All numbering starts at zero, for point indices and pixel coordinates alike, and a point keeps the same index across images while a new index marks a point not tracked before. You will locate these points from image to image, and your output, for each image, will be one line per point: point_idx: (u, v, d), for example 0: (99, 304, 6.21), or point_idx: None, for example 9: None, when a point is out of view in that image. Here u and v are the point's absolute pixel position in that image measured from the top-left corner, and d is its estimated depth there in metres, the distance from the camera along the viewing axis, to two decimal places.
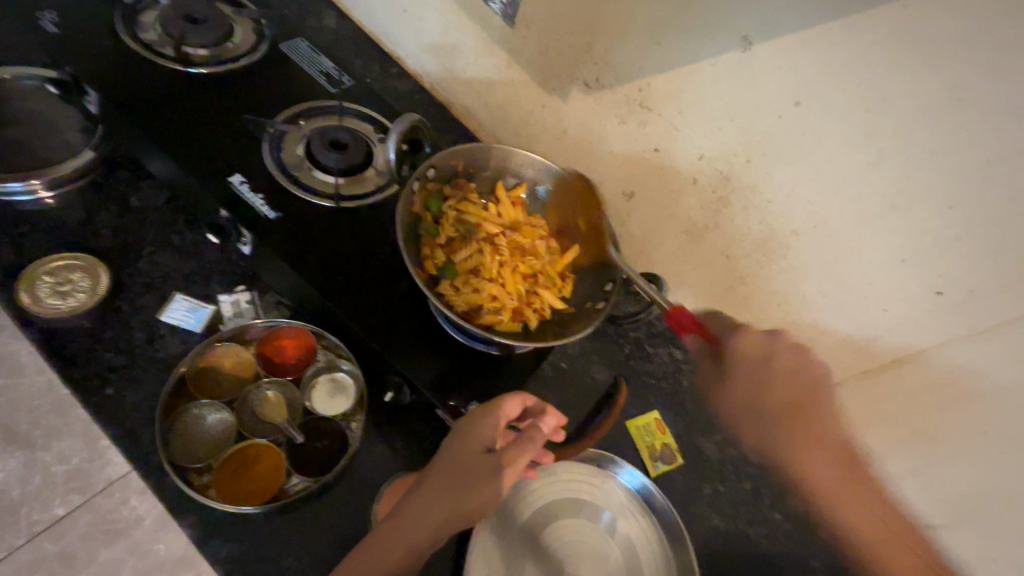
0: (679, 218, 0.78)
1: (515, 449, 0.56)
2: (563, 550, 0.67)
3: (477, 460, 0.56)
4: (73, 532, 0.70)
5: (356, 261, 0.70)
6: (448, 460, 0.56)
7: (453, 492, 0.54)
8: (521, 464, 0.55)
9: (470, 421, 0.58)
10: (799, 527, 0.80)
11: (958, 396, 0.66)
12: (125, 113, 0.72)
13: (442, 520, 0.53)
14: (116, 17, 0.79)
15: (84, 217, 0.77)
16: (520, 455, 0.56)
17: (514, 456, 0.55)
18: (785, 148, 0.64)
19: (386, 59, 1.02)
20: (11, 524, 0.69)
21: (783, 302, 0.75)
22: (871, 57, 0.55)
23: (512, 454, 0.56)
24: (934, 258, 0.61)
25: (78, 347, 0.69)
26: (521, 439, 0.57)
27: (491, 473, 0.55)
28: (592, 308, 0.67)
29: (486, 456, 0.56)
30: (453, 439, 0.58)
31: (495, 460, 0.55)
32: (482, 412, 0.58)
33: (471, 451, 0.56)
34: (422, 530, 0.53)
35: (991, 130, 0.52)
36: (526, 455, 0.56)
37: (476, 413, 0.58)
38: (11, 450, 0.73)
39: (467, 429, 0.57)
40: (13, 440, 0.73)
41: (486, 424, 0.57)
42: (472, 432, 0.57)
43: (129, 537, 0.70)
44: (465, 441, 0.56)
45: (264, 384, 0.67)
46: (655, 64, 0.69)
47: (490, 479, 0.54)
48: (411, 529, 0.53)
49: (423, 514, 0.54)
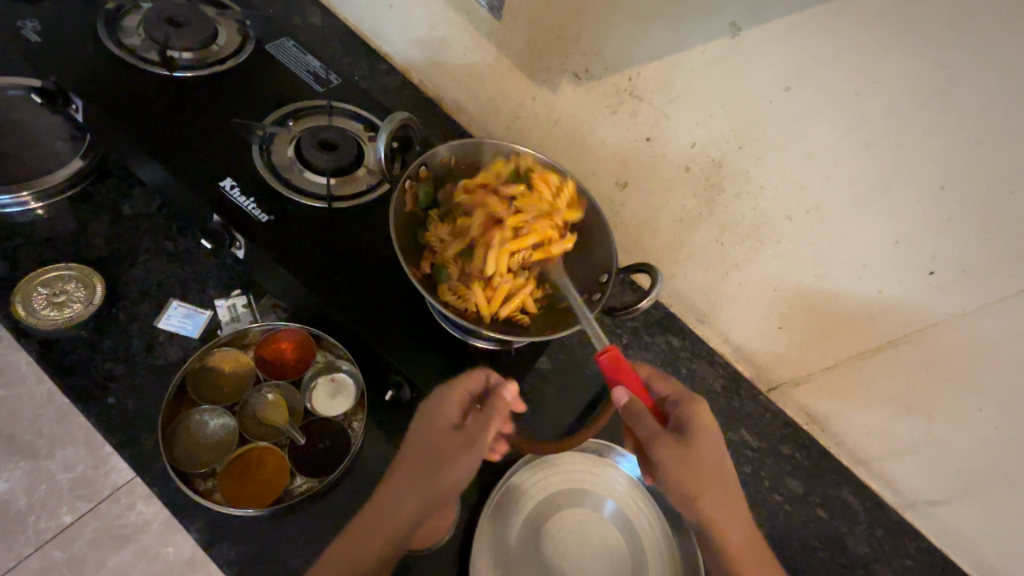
0: (672, 207, 0.78)
1: (482, 420, 0.57)
2: (568, 540, 0.68)
3: (445, 440, 0.57)
4: (81, 538, 0.71)
5: (351, 261, 0.70)
6: (418, 444, 0.58)
7: (424, 478, 0.55)
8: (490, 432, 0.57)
9: (435, 402, 0.59)
10: (800, 509, 0.81)
11: (952, 374, 0.67)
12: (112, 121, 0.72)
13: (417, 504, 0.55)
14: (97, 22, 0.78)
15: (76, 226, 0.77)
16: (489, 424, 0.57)
17: (483, 425, 0.57)
18: (777, 133, 0.64)
19: (373, 55, 1.02)
20: (19, 534, 0.70)
21: (778, 287, 0.75)
22: (861, 40, 0.55)
23: (479, 427, 0.57)
24: (928, 238, 0.61)
25: (77, 357, 0.69)
26: (487, 410, 0.58)
27: (461, 447, 0.56)
28: (589, 300, 0.68)
29: (456, 431, 0.57)
30: (420, 424, 0.59)
31: (463, 437, 0.57)
32: (446, 390, 0.60)
33: (439, 432, 0.57)
34: (398, 517, 0.54)
35: (981, 109, 0.52)
36: (494, 423, 0.57)
37: (439, 394, 0.60)
38: (15, 460, 0.73)
39: (432, 411, 0.59)
40: (17, 450, 0.73)
41: (450, 402, 0.58)
42: (438, 413, 0.58)
43: (137, 542, 0.71)
44: (432, 425, 0.58)
45: (264, 388, 0.67)
46: (645, 53, 0.68)
47: (462, 451, 0.56)
48: (385, 519, 0.54)
49: (398, 503, 0.55)
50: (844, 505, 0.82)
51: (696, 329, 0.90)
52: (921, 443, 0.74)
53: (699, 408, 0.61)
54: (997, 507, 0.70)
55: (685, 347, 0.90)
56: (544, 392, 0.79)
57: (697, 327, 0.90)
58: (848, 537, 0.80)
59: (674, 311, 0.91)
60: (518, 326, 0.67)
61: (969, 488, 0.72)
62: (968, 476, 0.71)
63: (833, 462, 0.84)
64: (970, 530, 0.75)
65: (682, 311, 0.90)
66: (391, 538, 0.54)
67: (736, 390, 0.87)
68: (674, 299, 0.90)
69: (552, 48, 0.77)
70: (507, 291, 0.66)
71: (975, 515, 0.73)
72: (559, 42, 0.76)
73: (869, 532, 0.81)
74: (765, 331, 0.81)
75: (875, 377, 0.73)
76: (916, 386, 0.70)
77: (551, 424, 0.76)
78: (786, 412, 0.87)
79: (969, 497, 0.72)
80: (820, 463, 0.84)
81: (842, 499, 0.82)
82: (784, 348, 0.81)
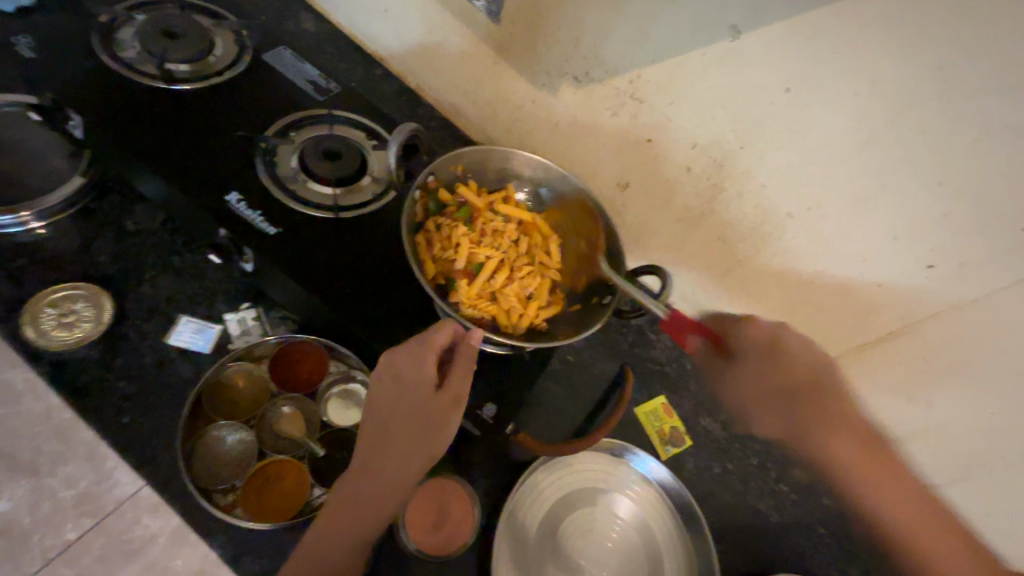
0: (675, 207, 0.79)
1: (457, 377, 0.56)
2: (585, 538, 0.69)
3: (432, 402, 0.55)
4: (88, 555, 0.71)
5: (361, 271, 0.70)
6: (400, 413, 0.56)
7: (419, 440, 0.55)
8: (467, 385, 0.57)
9: (407, 364, 0.55)
10: (805, 497, 0.84)
11: (950, 364, 0.69)
12: (112, 136, 0.71)
13: (417, 463, 0.55)
14: (92, 36, 0.77)
15: (78, 244, 0.76)
16: (465, 377, 0.57)
17: (461, 381, 0.56)
18: (778, 133, 0.65)
19: (369, 61, 1.01)
20: (25, 552, 0.69)
21: (780, 282, 0.77)
22: (859, 43, 0.56)
23: (461, 382, 0.57)
24: (926, 233, 0.62)
25: (85, 377, 0.69)
26: (459, 366, 0.57)
27: (446, 410, 0.56)
28: (600, 303, 0.68)
29: (437, 394, 0.56)
30: (394, 388, 0.56)
31: (448, 395, 0.56)
32: (415, 354, 0.56)
33: (422, 396, 0.55)
34: (403, 482, 0.55)
35: (977, 108, 0.53)
36: (467, 375, 0.57)
37: (411, 355, 0.56)
38: (18, 478, 0.72)
39: (409, 375, 0.55)
40: (18, 469, 0.73)
41: (427, 363, 0.55)
42: (418, 376, 0.55)
43: (146, 556, 0.71)
44: (411, 388, 0.55)
45: (280, 401, 0.68)
46: (646, 56, 0.69)
47: (451, 412, 0.56)
48: (390, 487, 0.55)
49: (398, 464, 0.55)
50: None
51: None
52: (921, 431, 0.76)
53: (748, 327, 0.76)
54: (994, 489, 0.74)
55: None
56: (556, 393, 0.80)
57: None
58: (852, 522, 0.83)
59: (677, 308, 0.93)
60: (529, 333, 0.68)
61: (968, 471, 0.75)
62: (966, 461, 0.74)
63: None
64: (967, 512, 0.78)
65: (686, 308, 0.92)
66: (399, 496, 0.56)
67: None
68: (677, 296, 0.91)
69: (551, 52, 0.77)
70: (520, 304, 0.68)
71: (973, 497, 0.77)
72: (558, 46, 0.76)
73: None
74: None
75: (877, 367, 0.75)
76: (913, 375, 0.73)
77: (564, 425, 0.78)
78: None
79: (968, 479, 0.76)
80: None
81: None
82: None
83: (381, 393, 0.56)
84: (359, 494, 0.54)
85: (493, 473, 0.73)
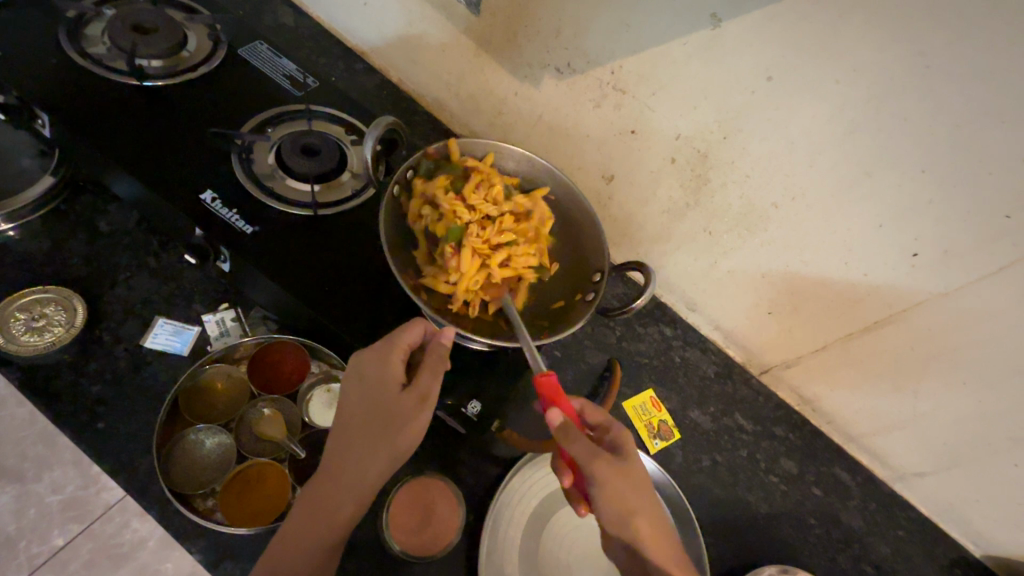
0: (659, 199, 0.79)
1: (425, 375, 0.54)
2: (573, 533, 0.69)
3: (396, 402, 0.54)
4: (76, 560, 0.69)
5: (341, 269, 0.68)
6: (365, 412, 0.54)
7: (382, 442, 0.53)
8: (437, 385, 0.54)
9: (373, 364, 0.55)
10: (796, 488, 0.84)
11: (936, 352, 0.69)
12: (82, 135, 0.69)
13: (381, 468, 0.52)
14: (59, 31, 0.75)
15: (52, 247, 0.74)
16: (433, 376, 0.55)
17: (428, 380, 0.54)
18: (759, 124, 0.65)
19: (349, 55, 0.99)
20: (10, 559, 0.68)
21: (766, 272, 0.76)
22: (840, 29, 0.55)
23: (428, 381, 0.54)
24: (910, 222, 0.62)
25: (61, 382, 0.67)
26: (428, 364, 0.55)
27: (411, 408, 0.53)
28: (581, 299, 0.68)
29: (403, 392, 0.54)
30: (361, 388, 0.55)
31: (415, 394, 0.54)
32: (384, 351, 0.56)
33: (387, 395, 0.54)
34: (365, 485, 0.53)
35: (958, 93, 0.53)
36: (437, 374, 0.55)
37: (377, 356, 0.55)
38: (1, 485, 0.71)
39: (374, 375, 0.55)
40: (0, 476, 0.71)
41: (392, 362, 0.55)
42: (383, 374, 0.55)
43: (135, 560, 0.69)
44: (376, 388, 0.54)
45: (260, 403, 0.66)
46: (626, 46, 0.68)
47: (415, 412, 0.53)
48: (352, 489, 0.52)
49: (361, 467, 0.52)
50: (837, 481, 0.85)
51: (687, 318, 0.91)
52: (908, 420, 0.77)
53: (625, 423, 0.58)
54: (980, 475, 0.74)
55: (678, 335, 0.91)
56: None
57: (687, 316, 0.91)
58: (843, 512, 0.83)
59: (665, 301, 0.92)
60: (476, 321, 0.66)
61: (955, 458, 0.75)
62: (954, 448, 0.74)
63: (825, 440, 0.87)
64: (956, 498, 0.79)
65: (673, 300, 0.91)
66: (362, 499, 0.53)
67: (727, 376, 0.89)
68: (664, 289, 0.90)
69: (532, 43, 0.76)
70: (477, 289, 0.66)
71: (960, 483, 0.77)
72: (539, 37, 0.75)
73: (862, 506, 0.84)
74: (755, 317, 0.83)
75: (862, 356, 0.75)
76: (901, 364, 0.72)
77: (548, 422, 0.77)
78: (779, 394, 0.89)
79: (955, 467, 0.76)
80: (812, 441, 0.87)
81: (836, 476, 0.85)
82: (773, 333, 0.82)
83: (349, 390, 0.56)
84: (322, 498, 0.53)
85: (480, 471, 0.72)
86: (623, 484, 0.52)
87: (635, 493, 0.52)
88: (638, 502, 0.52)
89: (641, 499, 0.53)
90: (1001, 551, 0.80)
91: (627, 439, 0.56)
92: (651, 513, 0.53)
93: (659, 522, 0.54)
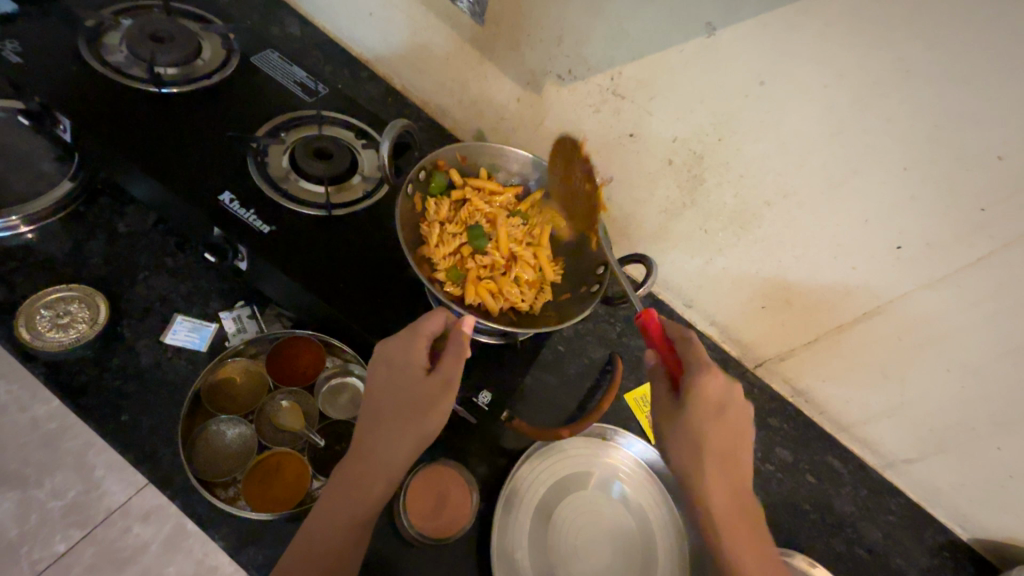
0: (658, 199, 0.82)
1: (448, 360, 0.57)
2: (581, 520, 0.71)
3: (421, 386, 0.57)
4: (79, 564, 0.70)
5: (355, 266, 0.71)
6: (392, 395, 0.57)
7: (408, 423, 0.56)
8: (459, 368, 0.57)
9: (398, 351, 0.58)
10: (791, 476, 0.87)
11: (922, 340, 0.72)
12: (103, 140, 0.71)
13: (409, 447, 0.56)
14: (80, 40, 0.78)
15: (71, 248, 0.76)
16: (456, 360, 0.57)
17: (451, 363, 0.57)
18: (753, 126, 0.69)
19: (354, 63, 1.03)
20: (13, 564, 0.69)
21: (759, 267, 0.80)
22: (826, 38, 0.59)
23: (451, 366, 0.57)
24: (894, 217, 0.66)
25: (85, 377, 0.69)
26: (450, 349, 0.57)
27: (435, 390, 0.56)
28: (587, 291, 0.71)
29: (428, 376, 0.57)
30: (387, 373, 0.58)
31: (439, 378, 0.57)
32: (409, 337, 0.59)
33: (412, 380, 0.57)
34: (395, 464, 0.55)
35: (935, 96, 0.57)
36: (459, 358, 0.57)
37: (401, 343, 0.58)
38: (4, 490, 0.72)
39: (400, 361, 0.58)
40: (4, 480, 0.72)
41: (417, 348, 0.58)
42: (408, 359, 0.57)
43: (138, 564, 0.71)
44: (402, 373, 0.57)
45: (279, 395, 0.69)
46: (626, 54, 0.72)
47: (440, 394, 0.56)
48: (384, 469, 0.55)
49: (390, 447, 0.55)
50: (830, 469, 0.88)
51: (684, 314, 0.95)
52: (895, 408, 0.80)
53: (710, 375, 0.59)
54: (965, 460, 0.78)
55: None
56: (546, 381, 0.82)
57: (684, 312, 0.95)
58: (836, 499, 0.87)
59: (663, 298, 0.96)
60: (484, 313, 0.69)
61: (941, 444, 0.79)
62: (940, 433, 0.78)
63: (817, 430, 0.91)
64: (942, 483, 0.83)
65: (671, 297, 0.94)
66: (393, 478, 0.56)
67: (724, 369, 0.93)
68: (661, 286, 0.94)
69: (534, 51, 0.80)
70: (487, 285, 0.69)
71: (946, 468, 0.81)
72: (541, 46, 0.79)
73: (854, 493, 0.88)
74: (750, 311, 0.86)
75: (852, 347, 0.79)
76: (888, 353, 0.76)
77: (554, 413, 0.80)
78: (772, 386, 0.92)
79: (941, 452, 0.80)
80: (806, 431, 0.91)
81: (828, 464, 0.89)
82: (768, 326, 0.86)
83: (376, 375, 0.59)
84: (354, 478, 0.55)
85: (490, 461, 0.75)
86: (669, 423, 0.61)
87: (683, 439, 0.59)
88: (682, 444, 0.59)
89: (687, 445, 0.59)
90: (987, 534, 0.83)
91: (691, 393, 0.59)
92: (703, 460, 0.58)
93: (713, 470, 0.58)
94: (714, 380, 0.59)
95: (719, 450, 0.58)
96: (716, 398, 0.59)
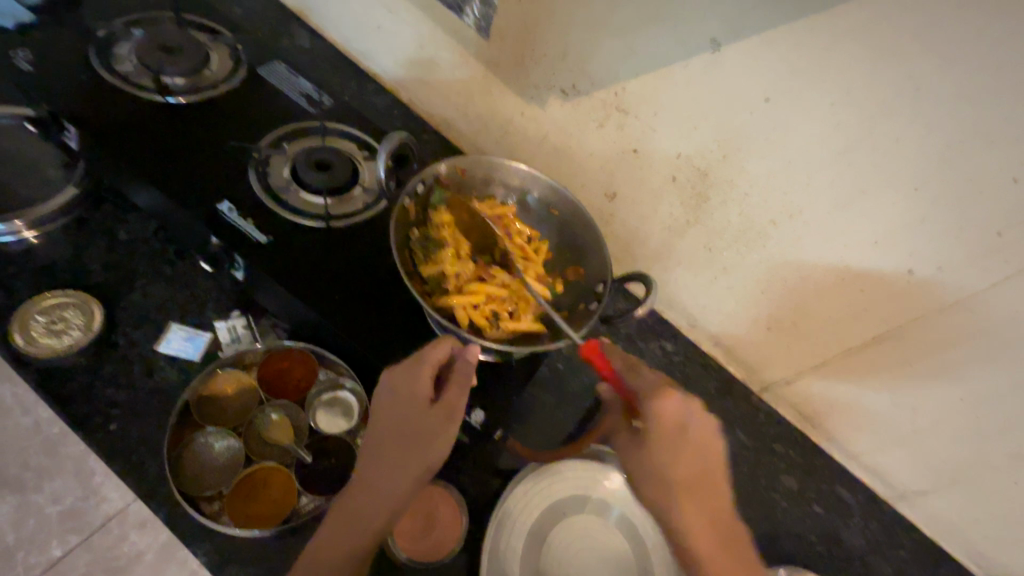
0: (662, 216, 0.81)
1: (451, 392, 0.57)
2: (573, 546, 0.69)
3: (426, 416, 0.56)
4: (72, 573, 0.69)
5: (350, 278, 0.70)
6: (395, 425, 0.56)
7: (412, 455, 0.55)
8: (464, 400, 0.57)
9: (401, 380, 0.57)
10: (798, 505, 0.84)
11: (937, 366, 0.69)
12: (106, 149, 0.72)
13: (412, 479, 0.54)
14: (89, 50, 0.79)
15: (73, 254, 0.77)
16: (460, 392, 0.57)
17: (456, 397, 0.56)
18: (758, 143, 0.67)
19: (362, 76, 1.03)
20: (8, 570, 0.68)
21: (765, 288, 0.78)
22: (835, 54, 0.58)
23: (455, 396, 0.57)
24: (905, 238, 0.64)
25: (77, 384, 0.69)
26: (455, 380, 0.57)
27: (440, 423, 0.56)
28: (587, 308, 0.69)
29: (431, 407, 0.56)
30: (391, 403, 0.56)
31: (443, 409, 0.56)
32: (411, 366, 0.57)
33: (417, 410, 0.56)
34: (397, 498, 0.54)
35: (946, 115, 0.55)
36: (463, 391, 0.57)
37: (405, 371, 0.57)
38: (4, 494, 0.72)
39: (405, 390, 0.56)
40: (4, 484, 0.72)
41: (421, 377, 0.56)
42: (412, 389, 0.56)
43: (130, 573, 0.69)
44: (406, 403, 0.56)
45: (268, 408, 0.68)
46: (630, 69, 0.71)
47: (444, 426, 0.56)
48: (386, 504, 0.54)
49: (393, 482, 0.54)
50: (838, 499, 0.85)
51: (687, 333, 0.93)
52: (904, 438, 0.77)
53: (661, 403, 0.57)
54: (985, 495, 0.74)
55: (679, 350, 0.92)
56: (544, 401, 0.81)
57: (689, 331, 0.92)
58: (844, 531, 0.83)
59: (666, 317, 0.93)
60: (476, 329, 0.67)
61: (955, 477, 0.75)
62: (955, 466, 0.74)
63: (825, 457, 0.88)
64: (956, 518, 0.79)
65: (674, 316, 0.92)
66: (394, 512, 0.55)
67: (729, 391, 0.90)
68: (665, 305, 0.92)
69: (538, 66, 0.80)
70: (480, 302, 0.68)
71: (960, 502, 0.77)
72: (546, 60, 0.78)
73: (864, 524, 0.84)
74: (754, 333, 0.84)
75: (862, 371, 0.76)
76: (901, 379, 0.73)
77: (552, 433, 0.79)
78: (779, 411, 0.89)
79: (955, 485, 0.76)
80: (814, 459, 0.87)
81: (836, 493, 0.85)
82: (772, 348, 0.84)
83: (379, 402, 0.57)
84: (356, 513, 0.54)
85: (482, 481, 0.73)
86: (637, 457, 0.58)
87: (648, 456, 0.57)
88: (650, 480, 0.56)
89: (659, 483, 0.56)
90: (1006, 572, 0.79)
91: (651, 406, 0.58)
92: (667, 467, 0.56)
93: (685, 497, 0.55)
94: (667, 400, 0.57)
95: (672, 461, 0.56)
96: (673, 419, 0.57)
